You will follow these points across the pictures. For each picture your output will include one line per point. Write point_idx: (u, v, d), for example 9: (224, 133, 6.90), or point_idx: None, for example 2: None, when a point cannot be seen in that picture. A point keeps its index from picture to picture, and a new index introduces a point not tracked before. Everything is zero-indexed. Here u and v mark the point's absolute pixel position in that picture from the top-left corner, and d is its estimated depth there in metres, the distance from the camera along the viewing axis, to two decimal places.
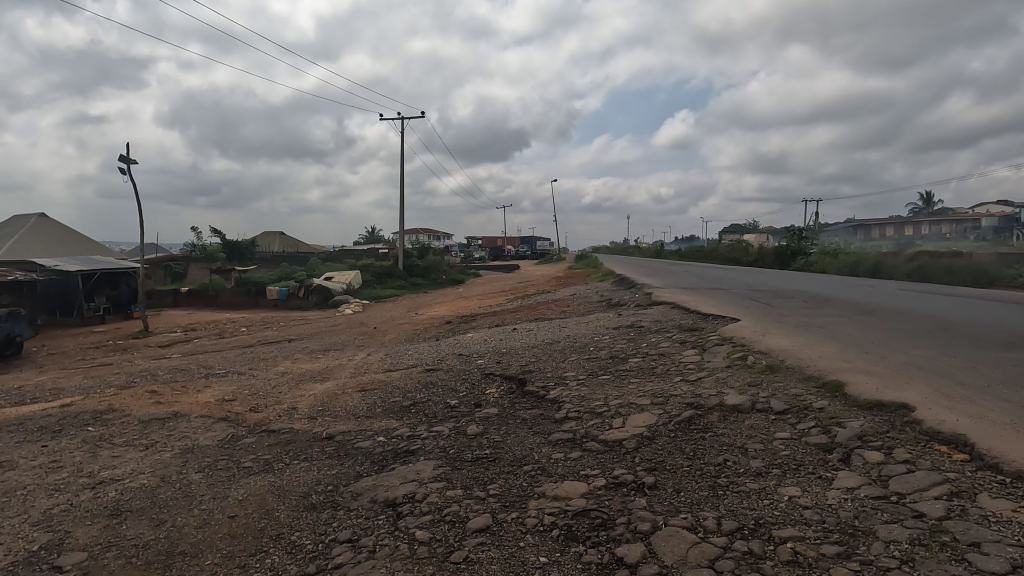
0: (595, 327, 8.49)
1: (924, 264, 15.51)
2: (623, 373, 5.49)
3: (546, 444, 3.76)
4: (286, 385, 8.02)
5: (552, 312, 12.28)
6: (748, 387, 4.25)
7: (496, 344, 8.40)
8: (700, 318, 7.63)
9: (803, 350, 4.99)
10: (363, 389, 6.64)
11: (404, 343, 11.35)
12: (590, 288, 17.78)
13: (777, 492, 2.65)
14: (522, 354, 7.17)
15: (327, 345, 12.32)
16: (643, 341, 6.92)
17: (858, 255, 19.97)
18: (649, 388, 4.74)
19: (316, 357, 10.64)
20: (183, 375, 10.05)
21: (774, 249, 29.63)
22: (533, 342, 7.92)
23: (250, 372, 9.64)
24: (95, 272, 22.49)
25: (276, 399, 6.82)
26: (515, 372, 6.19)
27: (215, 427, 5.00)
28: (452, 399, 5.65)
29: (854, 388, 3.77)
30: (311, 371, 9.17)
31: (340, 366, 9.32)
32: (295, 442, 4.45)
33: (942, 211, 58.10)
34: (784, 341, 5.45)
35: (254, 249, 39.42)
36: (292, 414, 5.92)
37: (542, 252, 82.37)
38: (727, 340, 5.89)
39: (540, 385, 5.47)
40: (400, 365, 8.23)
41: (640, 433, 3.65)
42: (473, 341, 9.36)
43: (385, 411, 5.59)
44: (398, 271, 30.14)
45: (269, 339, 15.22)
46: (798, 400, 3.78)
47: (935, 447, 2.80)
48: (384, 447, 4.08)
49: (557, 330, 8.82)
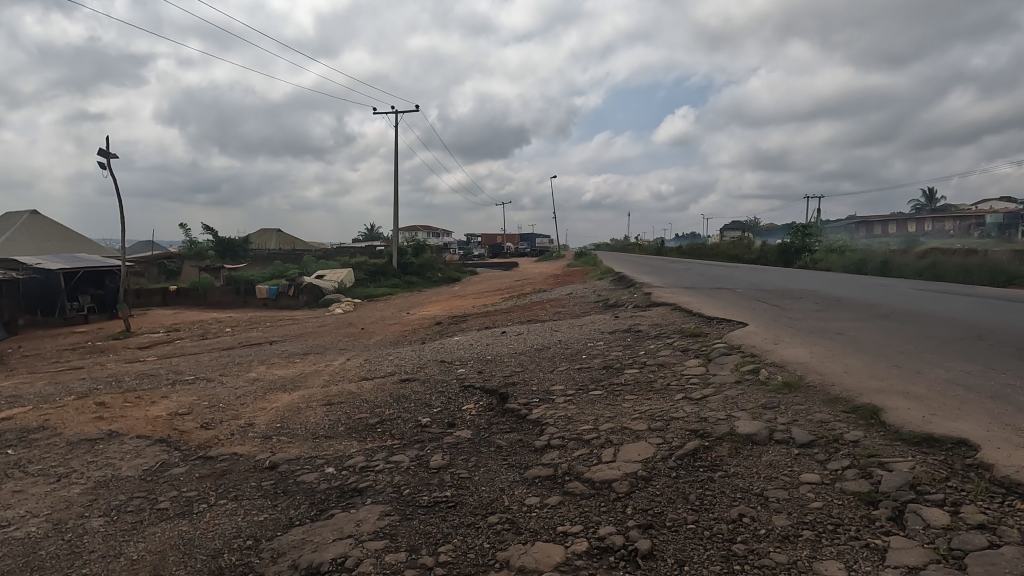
0: (590, 331, 7.81)
1: (935, 262, 14.84)
2: (616, 388, 4.82)
3: (519, 484, 3.10)
4: (252, 395, 7.36)
5: (546, 313, 11.58)
6: (764, 409, 3.58)
7: (482, 350, 7.73)
8: (704, 323, 6.94)
9: (825, 363, 4.32)
10: (330, 402, 5.98)
11: (388, 347, 10.66)
12: (587, 287, 17.10)
13: (812, 571, 2.00)
14: (507, 363, 6.52)
15: (309, 348, 11.66)
16: (640, 349, 6.25)
17: (865, 252, 19.30)
18: (645, 408, 4.07)
19: (293, 362, 9.96)
20: (150, 381, 9.40)
21: (777, 246, 28.92)
22: (521, 348, 7.27)
23: (220, 379, 8.97)
24: (78, 271, 21.86)
25: (235, 413, 6.16)
26: (497, 385, 5.52)
27: (146, 453, 4.35)
28: (423, 417, 4.98)
29: (895, 416, 3.10)
30: (283, 378, 8.49)
31: (316, 372, 8.65)
32: (231, 473, 3.81)
33: (947, 209, 57.30)
34: (801, 352, 4.79)
35: (248, 246, 38.74)
36: (247, 433, 5.27)
37: (541, 249, 81.56)
38: (735, 350, 5.22)
39: (522, 401, 4.82)
40: (377, 373, 7.54)
41: (633, 471, 3.00)
42: (458, 346, 8.68)
43: (347, 431, 4.94)
44: (392, 269, 29.48)
45: (252, 341, 14.60)
46: (826, 429, 3.13)
47: (1016, 506, 2.16)
48: (329, 483, 3.43)
49: (548, 334, 8.17)
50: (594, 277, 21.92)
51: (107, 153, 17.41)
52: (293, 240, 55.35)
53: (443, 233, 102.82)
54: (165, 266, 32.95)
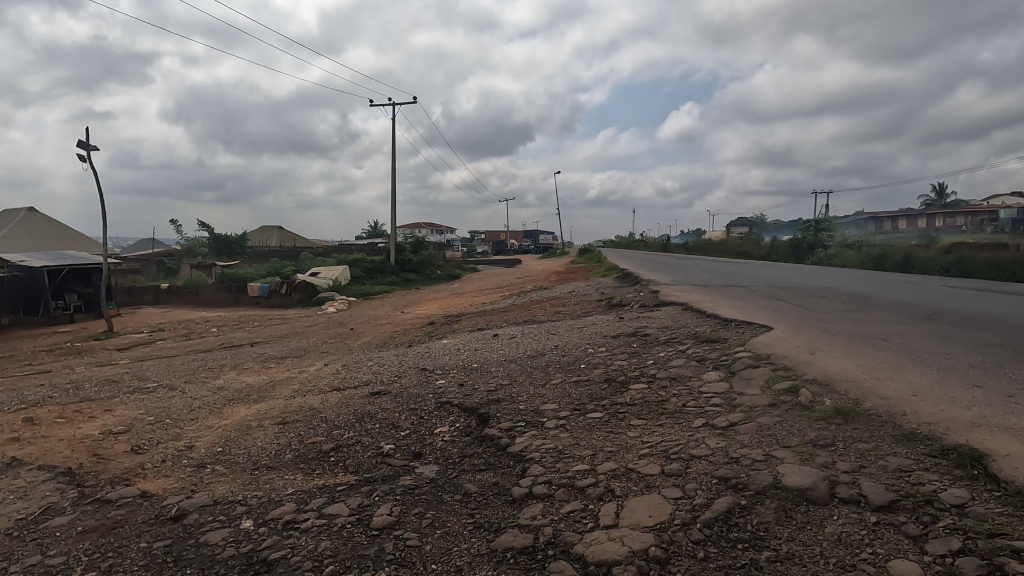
0: (590, 335, 6.91)
1: (963, 257, 13.89)
2: (619, 408, 3.95)
3: (484, 561, 2.24)
4: (208, 407, 6.50)
5: (544, 314, 10.63)
6: (815, 448, 2.71)
7: (469, 357, 6.84)
8: (721, 326, 6.04)
9: (885, 380, 3.45)
10: (284, 420, 5.09)
11: (373, 350, 9.79)
12: (591, 285, 16.17)
13: None
14: (493, 373, 5.65)
15: (290, 351, 10.81)
16: (648, 358, 5.35)
17: (883, 247, 18.32)
18: (656, 442, 3.20)
19: (266, 367, 9.09)
20: (109, 389, 8.57)
21: (788, 242, 27.89)
22: (512, 355, 6.40)
23: (184, 387, 8.13)
24: (64, 269, 21.07)
25: (176, 432, 5.29)
26: (478, 403, 4.64)
27: (34, 494, 3.50)
28: (387, 443, 4.12)
29: (1011, 467, 2.26)
30: (251, 387, 7.62)
31: (287, 380, 7.78)
32: (120, 529, 2.94)
33: (958, 204, 56.08)
34: (848, 365, 3.92)
35: (245, 243, 37.92)
36: (177, 462, 4.39)
37: (546, 246, 80.54)
38: (764, 360, 4.32)
39: (504, 426, 3.95)
40: (350, 383, 6.69)
41: (643, 545, 2.14)
42: (445, 352, 7.79)
43: (294, 461, 4.08)
44: (390, 266, 28.63)
45: (233, 342, 13.76)
46: (913, 484, 2.27)
47: None
48: (238, 549, 2.59)
49: (543, 338, 7.30)
50: (597, 274, 21.02)
51: (88, 145, 16.66)
52: (293, 237, 54.56)
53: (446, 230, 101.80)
54: (161, 264, 32.36)
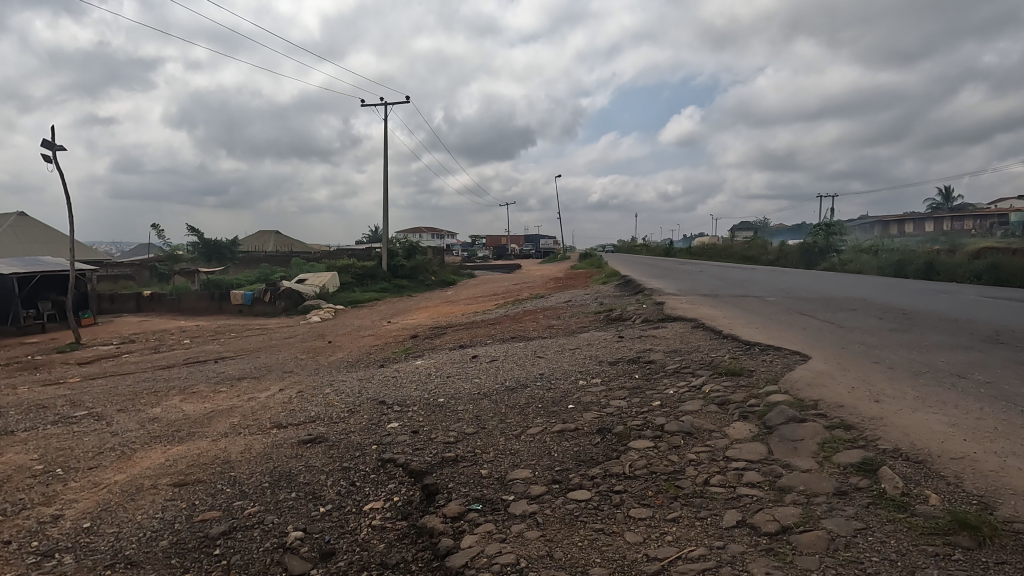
0: (583, 360, 5.78)
1: (997, 262, 12.72)
2: (615, 487, 2.80)
3: None
4: (119, 450, 5.36)
5: (534, 328, 9.48)
6: None
7: (437, 387, 5.69)
8: (742, 353, 4.94)
9: (1012, 458, 2.35)
10: (185, 479, 3.94)
11: (340, 371, 8.63)
12: (590, 294, 15.05)
13: None
14: (457, 414, 4.50)
15: (251, 370, 9.65)
16: (654, 396, 4.22)
17: (902, 253, 17.15)
18: (668, 564, 2.08)
19: (215, 392, 7.95)
20: (32, 417, 7.44)
21: (796, 247, 26.69)
22: (487, 387, 5.28)
23: (113, 417, 6.98)
24: (35, 276, 20.00)
25: (52, 492, 4.15)
26: (427, 464, 3.49)
27: None
28: (294, 530, 3.00)
29: None
30: (186, 420, 6.47)
31: (229, 412, 6.63)
32: None
33: (967, 208, 54.90)
34: (939, 424, 2.81)
35: (236, 247, 36.82)
36: (21, 548, 3.26)
37: (546, 250, 79.31)
38: (811, 412, 3.20)
39: (452, 509, 2.82)
40: (295, 419, 5.58)
41: None
42: (413, 377, 6.64)
43: (163, 556, 2.96)
44: (381, 272, 27.47)
45: (203, 357, 12.64)
46: None
47: None
48: None
49: (528, 362, 6.19)
50: (598, 281, 19.85)
51: (53, 144, 15.65)
52: (291, 242, 53.59)
53: (446, 234, 100.68)
54: (154, 269, 31.45)
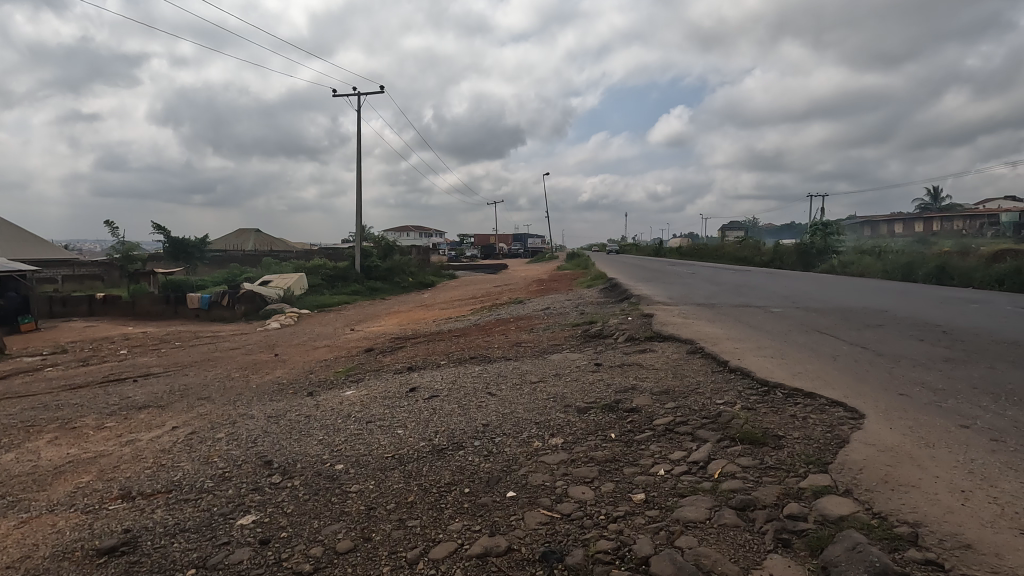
0: (544, 404, 4.29)
1: (1020, 267, 11.46)
2: None
3: None
4: None
5: (501, 345, 8.01)
6: None
7: (345, 440, 4.19)
8: (762, 402, 3.50)
9: None
10: None
11: (260, 400, 7.09)
12: (571, 299, 13.61)
13: None
14: (338, 505, 2.98)
15: (163, 395, 8.06)
16: (634, 481, 2.75)
17: (909, 255, 15.92)
18: None
19: (98, 430, 6.35)
20: None
21: (793, 248, 25.42)
22: (403, 449, 3.75)
23: None
24: None
25: None
26: None
27: None
28: None
29: None
30: (25, 478, 4.89)
31: (88, 464, 5.07)
32: None
33: (956, 208, 54.20)
34: None
35: (206, 246, 34.88)
36: None
37: (534, 250, 77.70)
38: (914, 558, 1.78)
39: None
40: (145, 488, 4.04)
41: None
42: (329, 417, 5.13)
43: None
44: (355, 273, 25.83)
45: (130, 373, 10.99)
46: None
47: None
48: None
49: (472, 403, 4.69)
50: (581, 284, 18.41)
51: None
52: (270, 241, 51.70)
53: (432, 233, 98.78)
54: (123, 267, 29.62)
